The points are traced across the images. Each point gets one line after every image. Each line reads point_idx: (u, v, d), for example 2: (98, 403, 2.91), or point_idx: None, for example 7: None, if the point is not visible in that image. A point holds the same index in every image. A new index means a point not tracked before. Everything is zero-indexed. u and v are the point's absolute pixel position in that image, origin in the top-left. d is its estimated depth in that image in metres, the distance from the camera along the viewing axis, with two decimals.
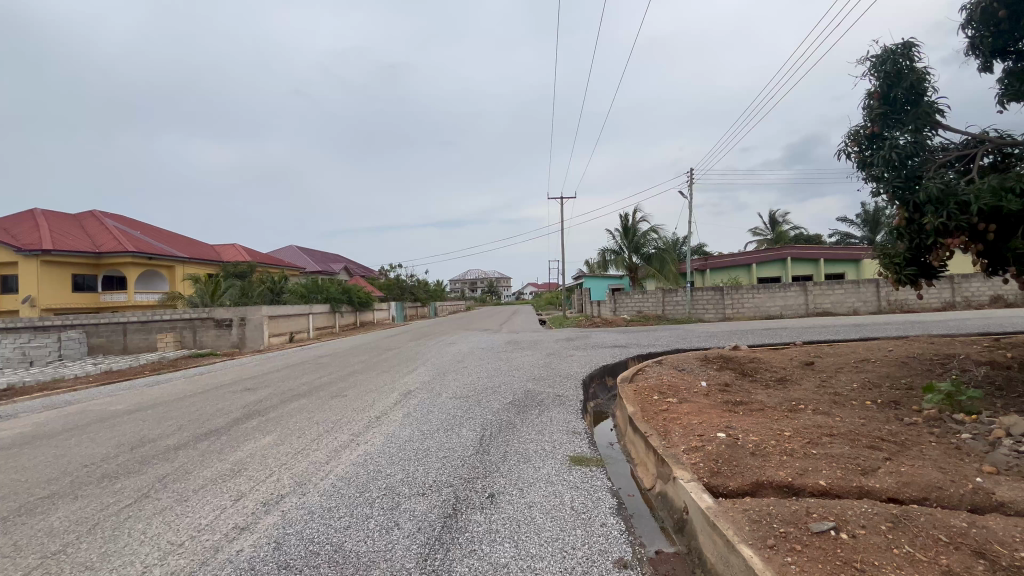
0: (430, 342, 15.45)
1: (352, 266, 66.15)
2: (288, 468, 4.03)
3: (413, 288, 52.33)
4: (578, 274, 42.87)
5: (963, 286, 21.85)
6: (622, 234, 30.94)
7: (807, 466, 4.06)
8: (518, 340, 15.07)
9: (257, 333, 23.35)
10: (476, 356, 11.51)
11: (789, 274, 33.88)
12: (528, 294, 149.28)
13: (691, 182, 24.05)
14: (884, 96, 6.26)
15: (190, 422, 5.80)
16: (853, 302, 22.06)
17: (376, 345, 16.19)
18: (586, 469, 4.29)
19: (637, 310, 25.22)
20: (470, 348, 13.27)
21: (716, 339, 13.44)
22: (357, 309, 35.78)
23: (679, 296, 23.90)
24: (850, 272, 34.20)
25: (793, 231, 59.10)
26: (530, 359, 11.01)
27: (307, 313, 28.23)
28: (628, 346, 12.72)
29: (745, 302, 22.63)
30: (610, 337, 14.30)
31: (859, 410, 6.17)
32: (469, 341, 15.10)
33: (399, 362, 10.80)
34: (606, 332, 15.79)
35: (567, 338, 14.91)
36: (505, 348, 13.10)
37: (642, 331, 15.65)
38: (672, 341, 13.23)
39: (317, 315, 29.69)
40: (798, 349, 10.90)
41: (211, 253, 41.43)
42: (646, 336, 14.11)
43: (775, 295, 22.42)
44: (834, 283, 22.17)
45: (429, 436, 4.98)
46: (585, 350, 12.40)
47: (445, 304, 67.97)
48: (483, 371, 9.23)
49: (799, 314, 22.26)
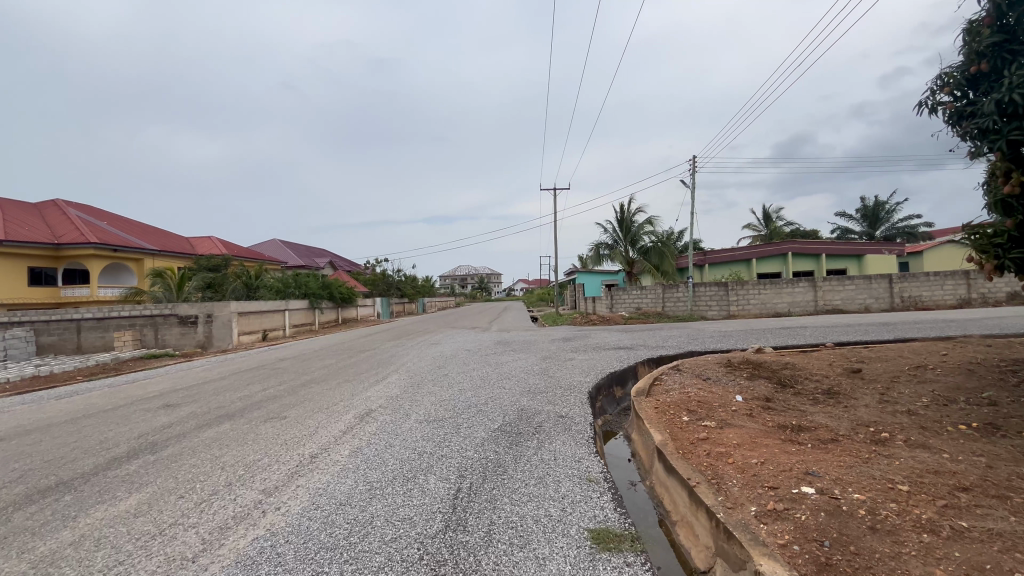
0: (410, 342, 13.80)
1: (338, 261, 64.08)
2: (122, 574, 2.39)
3: (400, 283, 50.47)
4: (572, 270, 41.37)
5: (979, 282, 20.66)
6: (617, 227, 29.49)
7: (978, 562, 2.52)
8: (508, 340, 13.50)
9: (226, 331, 21.47)
10: (460, 360, 9.90)
11: (790, 270, 32.63)
12: (518, 291, 147.80)
13: (693, 169, 22.57)
14: (1000, 20, 4.70)
15: (44, 466, 4.09)
16: (864, 298, 20.80)
17: (351, 346, 14.47)
18: (618, 559, 2.69)
19: (635, 307, 23.70)
20: (454, 349, 11.65)
21: (732, 339, 11.94)
22: (339, 305, 33.89)
23: (681, 292, 22.44)
24: (852, 268, 33.04)
25: (789, 227, 58.14)
26: (523, 364, 9.41)
27: (283, 309, 26.36)
28: (634, 348, 11.18)
29: (751, 298, 21.23)
30: (611, 337, 12.75)
31: (961, 439, 4.66)
32: (453, 341, 13.47)
33: (368, 368, 9.14)
34: (606, 332, 14.25)
35: (562, 338, 13.34)
36: (494, 349, 11.50)
37: (645, 330, 14.11)
38: (683, 342, 11.72)
39: (295, 312, 27.82)
40: (832, 352, 9.43)
41: (184, 246, 39.18)
42: (651, 336, 12.58)
43: (782, 291, 21.06)
44: (844, 278, 20.85)
45: (378, 494, 3.34)
46: (585, 352, 10.84)
47: (435, 300, 66.17)
48: (466, 380, 7.59)
49: (808, 311, 20.91)
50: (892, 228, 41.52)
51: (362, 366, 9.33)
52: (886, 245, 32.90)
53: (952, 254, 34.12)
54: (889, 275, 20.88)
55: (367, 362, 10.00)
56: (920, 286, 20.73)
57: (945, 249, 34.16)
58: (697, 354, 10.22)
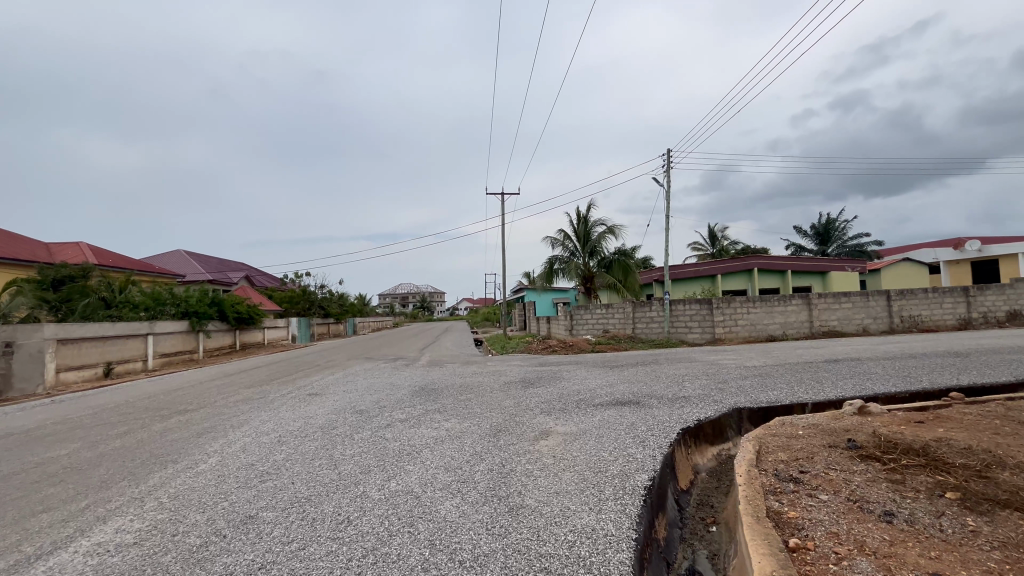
0: (281, 390, 8.54)
1: (257, 276, 56.34)
2: None
3: (324, 301, 43.98)
4: (522, 287, 37.08)
5: (979, 300, 18.35)
6: (575, 237, 25.58)
7: None
8: (436, 385, 8.64)
9: (33, 368, 14.83)
10: (327, 445, 4.93)
11: (756, 287, 30.20)
12: (463, 311, 142.20)
13: (669, 163, 19.04)
14: None
15: None
16: (862, 318, 17.92)
17: (189, 392, 8.99)
18: None
19: (600, 329, 19.58)
20: (335, 411, 6.58)
21: (783, 381, 7.79)
22: (235, 328, 27.28)
23: (655, 311, 18.65)
24: (816, 285, 31.17)
25: (735, 247, 57.82)
26: (452, 454, 4.64)
27: (145, 333, 19.88)
28: (645, 404, 6.69)
29: (739, 319, 17.67)
30: (594, 381, 8.26)
31: None
32: (351, 389, 8.45)
33: (94, 482, 3.98)
34: (580, 369, 9.77)
35: (519, 381, 8.67)
36: (408, 409, 6.68)
37: (636, 368, 9.77)
38: (712, 389, 7.49)
39: (168, 336, 21.40)
40: (989, 415, 5.48)
41: (37, 252, 30.99)
42: (655, 380, 8.24)
43: (773, 310, 17.72)
44: (840, 295, 17.90)
45: None
46: (562, 414, 6.22)
47: (370, 322, 59.73)
48: (282, 562, 2.68)
49: (803, 334, 17.70)
50: (844, 247, 40.90)
51: (87, 477, 4.13)
52: (849, 262, 31.41)
53: (907, 273, 33.32)
54: (886, 291, 18.17)
55: (125, 455, 4.78)
56: (919, 304, 18.17)
57: (901, 267, 33.26)
58: (767, 421, 5.87)
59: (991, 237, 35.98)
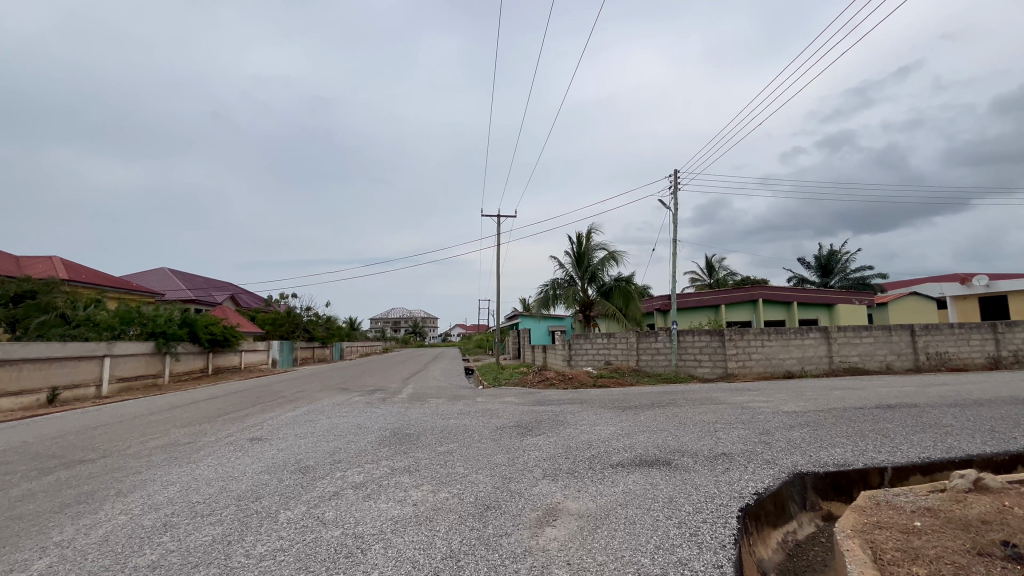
0: (218, 432, 6.92)
1: (243, 296, 54.57)
2: None
3: (310, 323, 42.17)
4: (516, 314, 35.59)
5: (1008, 338, 17.06)
6: (574, 262, 24.29)
7: None
8: (412, 429, 7.05)
9: None
10: (232, 533, 3.35)
11: (761, 318, 28.91)
12: (455, 336, 139.94)
13: (676, 184, 17.92)
14: None
15: None
16: (885, 354, 16.57)
17: (108, 430, 7.35)
18: None
19: (601, 360, 18.04)
20: (271, 468, 4.97)
21: (844, 435, 6.26)
22: (209, 350, 25.44)
23: (661, 342, 17.21)
24: (822, 318, 29.93)
25: (733, 278, 56.98)
26: (414, 561, 3.05)
27: (102, 354, 18.18)
28: (678, 467, 5.12)
29: (753, 352, 16.22)
30: (607, 430, 6.68)
31: None
32: (306, 432, 6.83)
33: None
34: (587, 411, 8.20)
35: (514, 427, 7.08)
36: (367, 467, 5.07)
37: (653, 410, 8.22)
38: (755, 444, 5.98)
39: (129, 359, 19.61)
40: None
41: (4, 265, 29.28)
42: (681, 430, 6.68)
43: (789, 344, 16.32)
44: (861, 329, 16.55)
45: None
46: (572, 480, 4.65)
47: (359, 347, 57.75)
48: None
49: (822, 370, 16.26)
50: (846, 279, 39.97)
51: None
52: (856, 295, 30.30)
53: (914, 307, 32.25)
54: (909, 325, 16.88)
55: None
56: (945, 341, 16.84)
57: (908, 301, 32.19)
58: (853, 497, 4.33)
59: (998, 273, 35.15)
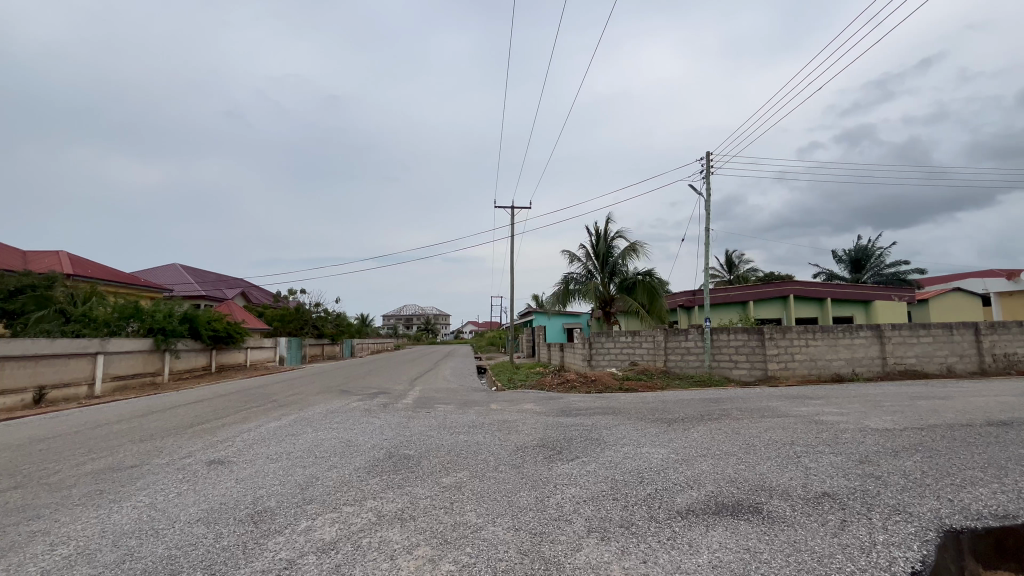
0: (175, 451, 5.64)
1: (253, 292, 54.02)
2: None
3: (319, 320, 41.29)
4: (530, 311, 34.15)
5: None
6: (593, 255, 22.78)
7: None
8: (411, 450, 5.69)
9: None
10: None
11: (791, 316, 27.11)
12: (467, 334, 139.20)
13: (709, 167, 16.30)
14: None
15: None
16: (946, 355, 14.82)
17: (51, 446, 6.13)
18: None
19: (625, 360, 16.56)
20: (212, 515, 3.63)
21: (976, 467, 4.74)
22: (212, 347, 24.48)
23: (691, 340, 15.70)
24: (858, 315, 28.01)
25: (755, 274, 54.87)
26: None
27: (94, 351, 17.21)
28: (774, 517, 3.67)
29: (796, 353, 14.59)
30: (658, 456, 5.23)
31: None
32: (280, 453, 5.51)
33: None
34: (624, 426, 6.77)
35: (538, 448, 5.68)
36: (345, 513, 3.71)
37: (705, 425, 6.75)
38: (860, 478, 4.52)
39: (124, 356, 18.63)
40: None
41: (9, 259, 28.70)
42: (754, 456, 5.21)
43: (837, 344, 14.66)
44: (918, 328, 14.84)
45: None
46: (632, 545, 3.22)
47: (369, 344, 56.92)
48: None
49: (875, 373, 14.58)
50: (880, 275, 37.75)
51: None
52: (895, 291, 28.31)
53: (957, 304, 30.12)
54: (973, 324, 15.09)
55: None
56: (1014, 341, 15.03)
57: (950, 298, 30.06)
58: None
59: None
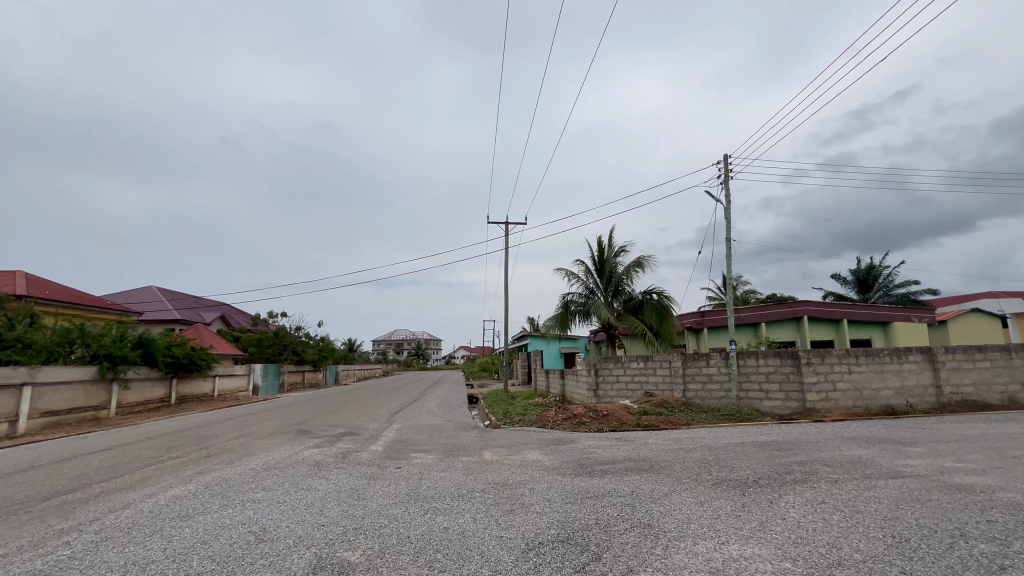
0: None
1: (234, 316, 51.39)
2: None
3: (301, 345, 38.67)
4: (526, 334, 31.88)
5: None
6: (596, 272, 20.88)
7: None
8: (356, 554, 3.49)
9: None
10: None
11: (806, 338, 25.21)
12: (459, 360, 136.02)
13: (728, 171, 14.62)
14: None
15: None
16: (1007, 383, 12.87)
17: None
18: None
19: (636, 390, 14.42)
20: None
21: None
22: (171, 376, 22.01)
23: (714, 366, 13.63)
24: (876, 338, 26.18)
25: (755, 296, 53.30)
26: None
27: (20, 383, 14.77)
28: None
29: (838, 381, 12.56)
30: (769, 570, 3.10)
31: None
32: (135, 563, 3.32)
33: None
34: (679, 496, 4.60)
35: (561, 549, 3.52)
36: None
37: (797, 493, 4.61)
38: None
39: (59, 388, 16.19)
40: None
41: None
42: (928, 569, 3.11)
43: (884, 370, 12.67)
44: (974, 351, 12.89)
45: None
46: None
47: (356, 370, 54.11)
48: None
49: (928, 405, 12.58)
50: (889, 296, 36.18)
51: None
52: (914, 311, 26.59)
53: (977, 326, 28.42)
54: None
55: None
56: None
57: (970, 319, 28.34)
58: None
59: None
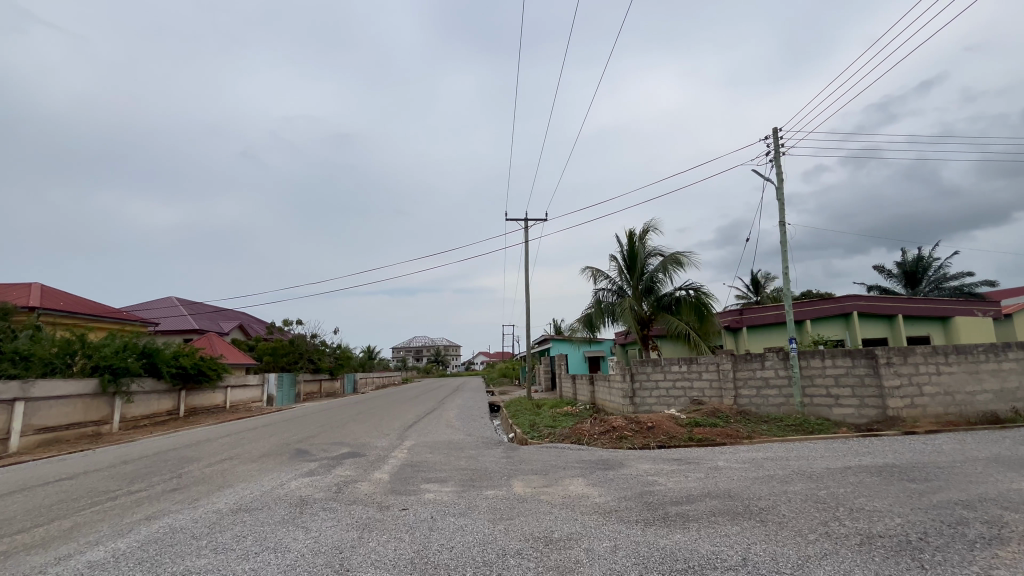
0: None
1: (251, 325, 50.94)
2: None
3: (317, 353, 37.74)
4: (548, 338, 30.28)
5: None
6: (625, 269, 19.20)
7: None
8: None
9: None
10: None
11: (857, 336, 23.01)
12: (478, 365, 134.77)
13: (780, 147, 12.87)
14: None
15: None
16: None
17: None
18: None
19: (680, 397, 12.70)
20: None
21: None
22: (179, 387, 21.07)
23: (771, 368, 11.84)
24: (935, 335, 23.81)
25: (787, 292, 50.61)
26: None
27: (12, 398, 13.79)
28: None
29: (924, 385, 10.66)
30: None
31: None
32: None
33: None
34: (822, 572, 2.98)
35: None
36: None
37: (1011, 568, 2.95)
38: None
39: (55, 403, 15.23)
40: None
41: None
42: None
43: (980, 372, 10.71)
44: None
45: None
46: None
47: (374, 377, 53.10)
48: None
49: None
50: (940, 289, 33.45)
51: None
52: (977, 304, 24.13)
53: None
54: None
55: None
56: None
57: None
58: None
59: None
